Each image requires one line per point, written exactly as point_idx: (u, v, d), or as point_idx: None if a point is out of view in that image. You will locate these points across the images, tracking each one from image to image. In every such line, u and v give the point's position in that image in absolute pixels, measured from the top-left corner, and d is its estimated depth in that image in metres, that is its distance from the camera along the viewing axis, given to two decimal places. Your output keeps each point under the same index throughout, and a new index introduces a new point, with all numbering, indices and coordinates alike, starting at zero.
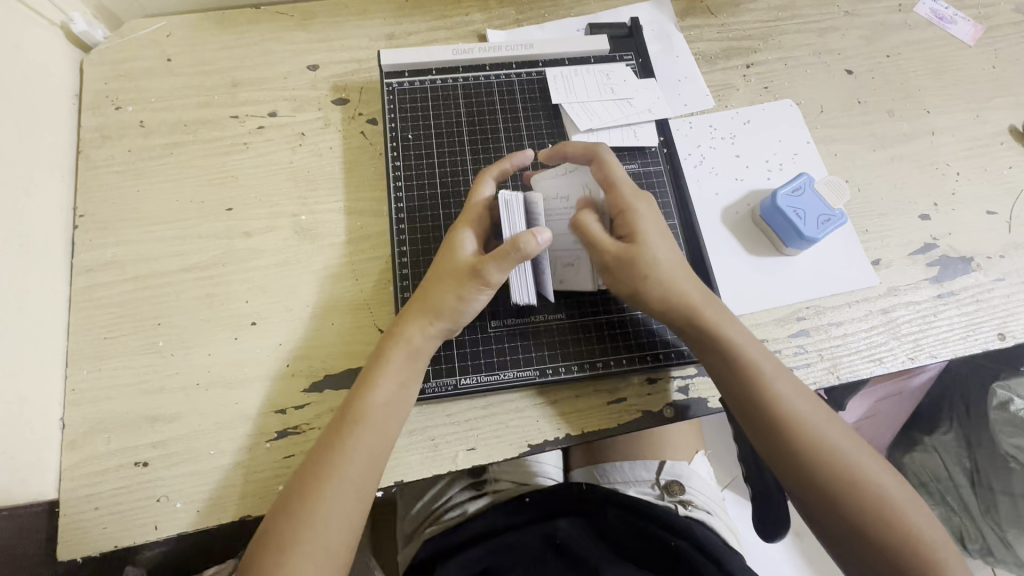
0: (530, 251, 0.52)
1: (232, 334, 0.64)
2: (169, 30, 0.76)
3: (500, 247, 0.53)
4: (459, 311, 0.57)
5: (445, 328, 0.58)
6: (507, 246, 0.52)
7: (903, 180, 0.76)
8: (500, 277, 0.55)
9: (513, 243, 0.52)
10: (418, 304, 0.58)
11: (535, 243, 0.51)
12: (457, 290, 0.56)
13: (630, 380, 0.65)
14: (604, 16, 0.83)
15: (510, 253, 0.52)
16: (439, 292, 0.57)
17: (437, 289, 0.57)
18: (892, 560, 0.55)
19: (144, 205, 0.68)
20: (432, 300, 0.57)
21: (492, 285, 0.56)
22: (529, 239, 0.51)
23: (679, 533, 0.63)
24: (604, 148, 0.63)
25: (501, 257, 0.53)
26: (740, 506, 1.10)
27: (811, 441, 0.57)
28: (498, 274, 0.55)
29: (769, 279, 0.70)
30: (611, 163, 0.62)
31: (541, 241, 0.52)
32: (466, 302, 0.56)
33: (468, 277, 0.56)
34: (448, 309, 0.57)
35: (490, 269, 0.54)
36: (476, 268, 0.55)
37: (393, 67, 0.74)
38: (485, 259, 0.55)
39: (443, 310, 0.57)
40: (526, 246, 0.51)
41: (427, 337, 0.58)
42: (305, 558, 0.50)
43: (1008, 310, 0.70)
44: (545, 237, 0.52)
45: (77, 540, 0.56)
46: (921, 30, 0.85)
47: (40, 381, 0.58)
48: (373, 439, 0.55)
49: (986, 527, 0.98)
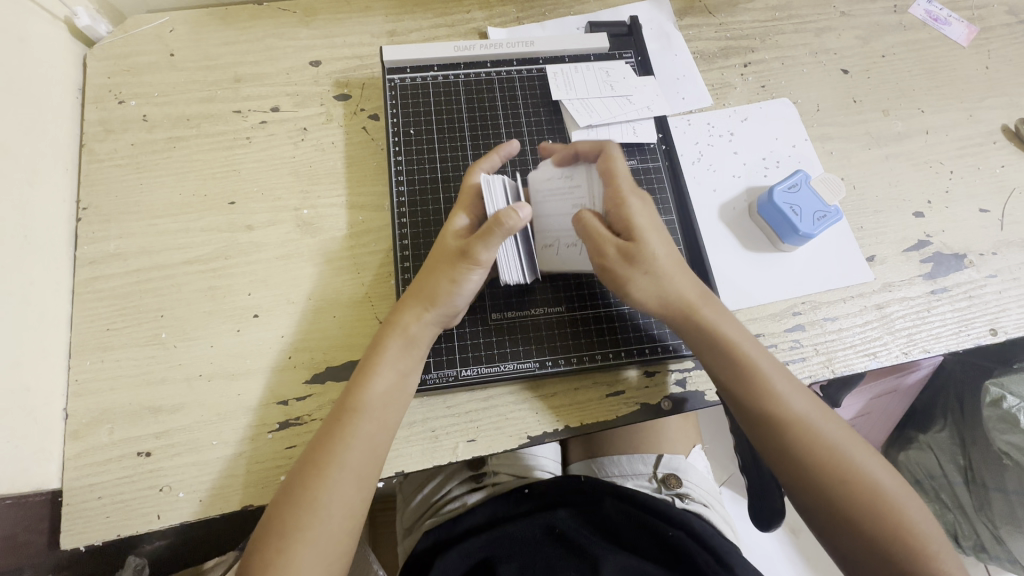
0: (514, 226, 0.53)
1: (235, 326, 0.64)
2: (172, 25, 0.77)
3: (484, 226, 0.54)
4: (453, 297, 0.57)
5: (440, 316, 0.58)
6: (490, 223, 0.53)
7: (897, 178, 0.77)
8: (490, 254, 0.56)
9: (496, 219, 0.53)
10: (413, 294, 0.58)
11: (518, 218, 0.53)
12: (448, 274, 0.57)
13: (628, 373, 0.66)
14: (604, 15, 0.84)
15: (495, 230, 0.53)
16: (432, 279, 0.57)
17: (430, 277, 0.58)
18: (887, 554, 0.55)
19: (148, 198, 0.69)
20: (425, 287, 0.58)
21: (482, 263, 0.56)
22: (512, 213, 0.52)
23: (676, 524, 0.63)
24: (613, 144, 0.62)
25: (487, 234, 0.54)
26: (737, 502, 1.12)
27: (806, 433, 0.58)
28: (488, 253, 0.56)
29: (766, 274, 0.71)
30: (616, 159, 0.61)
31: (525, 214, 0.53)
32: (459, 285, 0.57)
33: (458, 260, 0.56)
34: (441, 295, 0.57)
35: (477, 247, 0.55)
36: (465, 250, 0.56)
37: (396, 63, 0.75)
38: (472, 239, 0.56)
39: (438, 297, 0.57)
40: (508, 221, 0.52)
41: (423, 326, 0.58)
42: (306, 544, 0.50)
43: (1000, 306, 0.71)
44: (526, 211, 0.53)
45: (79, 529, 0.56)
46: (916, 31, 0.87)
47: (44, 371, 0.59)
48: (372, 428, 0.55)
49: (980, 524, 0.99)
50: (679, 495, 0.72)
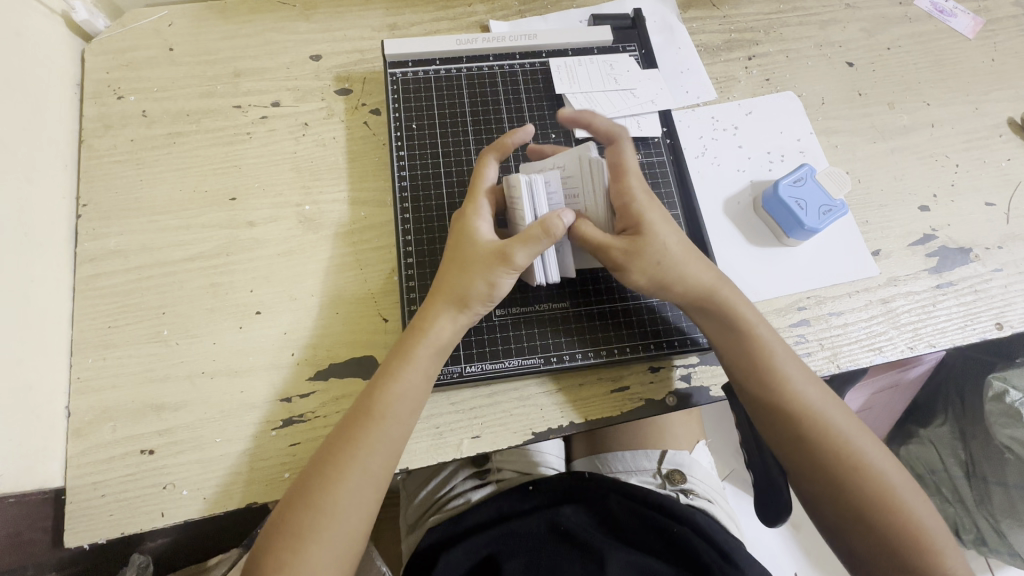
0: (559, 234, 0.54)
1: (238, 323, 0.64)
2: (170, 19, 0.76)
3: (527, 231, 0.55)
4: (485, 298, 0.57)
5: (472, 316, 0.58)
6: (537, 230, 0.54)
7: (903, 171, 0.77)
8: (526, 260, 0.55)
9: (543, 225, 0.54)
10: (444, 294, 0.58)
11: (562, 225, 0.54)
12: (485, 275, 0.56)
13: (634, 368, 0.66)
14: (607, 7, 0.83)
15: (540, 237, 0.54)
16: (463, 280, 0.57)
17: (463, 278, 0.57)
18: (891, 546, 0.55)
19: (149, 194, 0.68)
20: (459, 289, 0.57)
21: (519, 268, 0.56)
22: (557, 220, 0.54)
23: (683, 520, 0.63)
24: (624, 131, 0.62)
25: (530, 240, 0.54)
26: (739, 497, 1.12)
27: (819, 425, 0.58)
28: (525, 258, 0.55)
29: (771, 268, 0.71)
30: (625, 148, 0.61)
31: (566, 220, 0.55)
32: (495, 287, 0.57)
33: (493, 262, 0.55)
34: (476, 296, 0.57)
35: (517, 251, 0.55)
36: (503, 252, 0.55)
37: (397, 57, 0.74)
38: (511, 242, 0.55)
39: (472, 298, 0.57)
40: (556, 229, 0.54)
41: (452, 327, 0.58)
42: (322, 545, 0.50)
43: (1006, 300, 0.71)
44: (569, 219, 0.55)
45: (82, 527, 0.56)
46: (921, 23, 0.86)
47: (44, 369, 0.58)
48: (396, 431, 0.55)
49: (981, 518, 0.99)
50: (684, 491, 0.72)
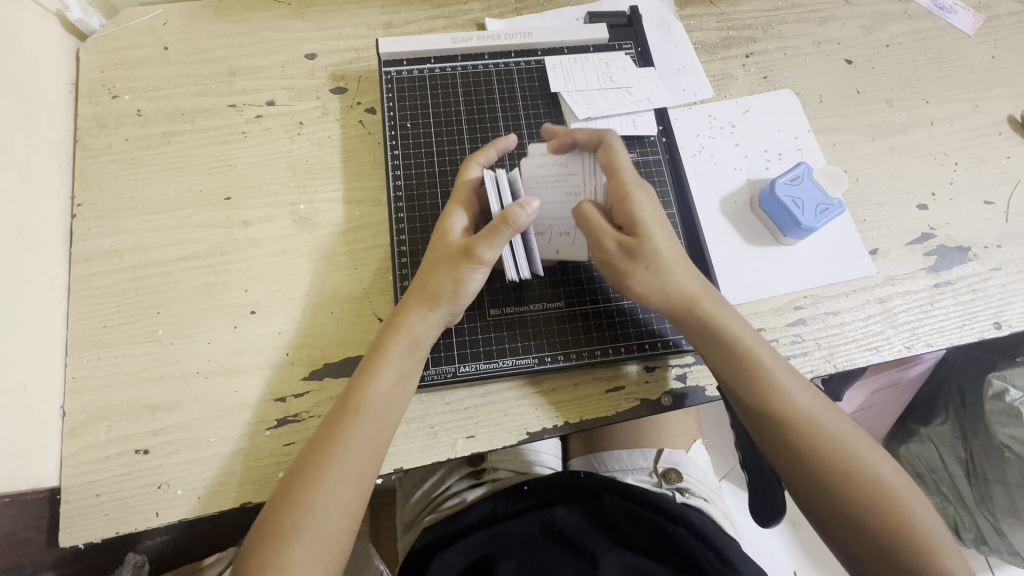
0: (520, 224, 0.53)
1: (232, 322, 0.64)
2: (165, 18, 0.76)
3: (489, 224, 0.54)
4: (456, 296, 0.57)
5: (444, 315, 0.58)
6: (498, 221, 0.53)
7: (901, 170, 0.76)
8: (493, 254, 0.55)
9: (503, 217, 0.52)
10: (415, 293, 0.58)
11: (525, 215, 0.52)
12: (452, 273, 0.56)
13: (629, 368, 0.66)
14: (604, 5, 0.83)
15: (500, 228, 0.53)
16: (434, 279, 0.57)
17: (433, 276, 0.57)
18: (893, 552, 0.55)
19: (144, 194, 0.68)
20: (429, 287, 0.57)
21: (485, 262, 0.55)
22: (518, 212, 0.52)
23: (676, 520, 0.63)
24: (612, 134, 0.61)
25: (492, 232, 0.54)
26: (737, 496, 1.12)
27: (812, 433, 0.58)
28: (491, 251, 0.55)
29: (768, 267, 0.70)
30: (617, 149, 0.59)
31: (531, 211, 0.53)
32: (463, 284, 0.56)
33: (461, 259, 0.55)
34: (445, 294, 0.56)
35: (480, 246, 0.54)
36: (468, 248, 0.55)
37: (392, 55, 0.74)
38: (477, 238, 0.55)
39: (440, 296, 0.57)
40: (516, 220, 0.52)
41: (428, 326, 0.58)
42: (304, 545, 0.50)
43: (1005, 300, 0.71)
44: (534, 207, 0.53)
45: (77, 526, 0.56)
46: (921, 20, 0.85)
47: (40, 368, 0.59)
48: (378, 433, 0.55)
49: (981, 516, 0.99)
50: (679, 489, 0.71)
